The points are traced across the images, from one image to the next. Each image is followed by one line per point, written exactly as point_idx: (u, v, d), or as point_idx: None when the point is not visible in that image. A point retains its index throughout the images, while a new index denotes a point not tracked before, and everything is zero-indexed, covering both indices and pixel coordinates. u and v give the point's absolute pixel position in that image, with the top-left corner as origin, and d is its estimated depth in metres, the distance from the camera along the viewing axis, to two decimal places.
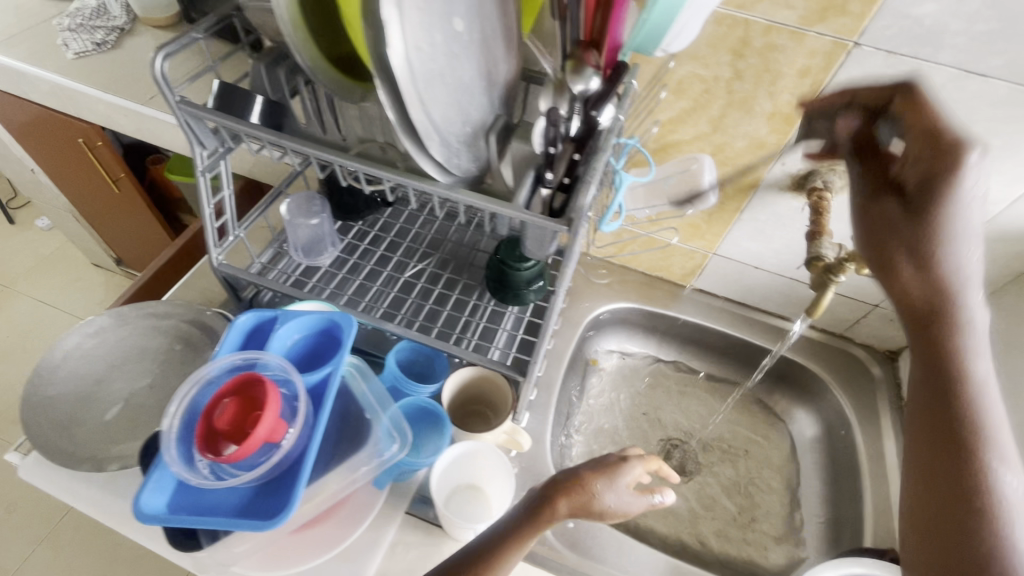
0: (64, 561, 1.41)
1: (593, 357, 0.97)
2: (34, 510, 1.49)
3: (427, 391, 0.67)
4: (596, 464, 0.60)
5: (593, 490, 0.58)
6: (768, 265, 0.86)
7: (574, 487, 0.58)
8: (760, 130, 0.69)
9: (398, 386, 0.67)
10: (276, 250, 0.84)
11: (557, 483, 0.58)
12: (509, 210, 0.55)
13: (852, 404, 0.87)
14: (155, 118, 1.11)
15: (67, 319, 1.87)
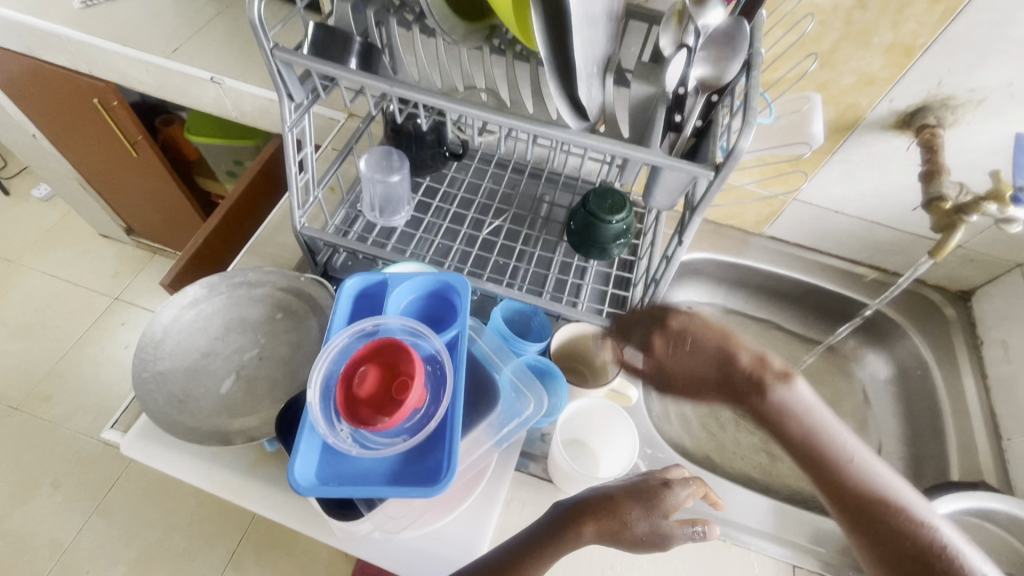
0: (119, 530, 1.42)
1: None
2: (80, 483, 1.49)
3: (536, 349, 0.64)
4: (633, 485, 0.54)
5: (627, 519, 0.51)
6: (851, 209, 0.84)
7: (606, 513, 0.51)
8: (873, 64, 0.65)
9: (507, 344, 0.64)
10: (348, 212, 0.79)
11: (583, 504, 0.52)
12: (647, 154, 0.50)
13: (928, 344, 0.88)
14: (183, 73, 1.03)
15: (83, 293, 1.81)
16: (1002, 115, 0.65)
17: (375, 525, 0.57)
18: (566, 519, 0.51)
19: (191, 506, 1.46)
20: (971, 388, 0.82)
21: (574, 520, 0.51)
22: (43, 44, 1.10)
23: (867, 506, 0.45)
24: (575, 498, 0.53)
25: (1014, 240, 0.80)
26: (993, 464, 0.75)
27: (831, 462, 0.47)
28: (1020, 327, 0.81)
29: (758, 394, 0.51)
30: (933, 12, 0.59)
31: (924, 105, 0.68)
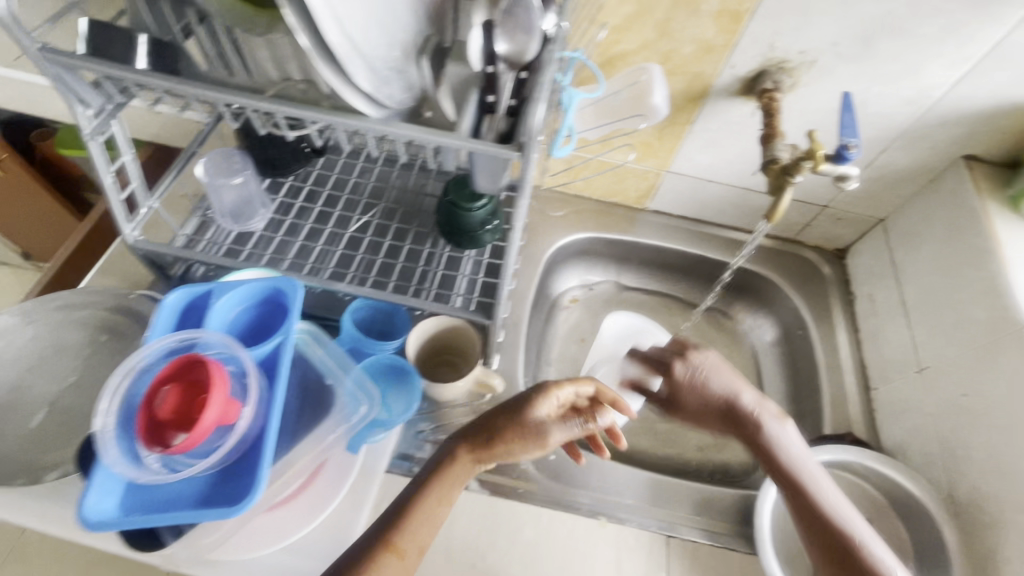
0: None
1: (567, 297, 0.97)
2: None
3: (391, 347, 0.63)
4: (503, 410, 0.59)
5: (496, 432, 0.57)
6: (722, 177, 0.85)
7: (471, 443, 0.57)
8: (707, 32, 0.65)
9: (359, 347, 0.63)
10: (202, 219, 0.75)
11: (457, 446, 0.57)
12: (453, 139, 0.49)
13: (806, 304, 0.89)
14: (27, 83, 0.95)
15: None
16: (835, 74, 0.66)
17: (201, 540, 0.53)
18: (440, 465, 0.56)
19: None
20: (843, 343, 0.85)
21: (443, 464, 0.56)
22: None
23: (792, 474, 0.60)
24: (452, 440, 0.58)
25: (871, 197, 0.82)
26: (861, 415, 0.78)
27: (785, 470, 0.60)
28: (883, 281, 0.83)
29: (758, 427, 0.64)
30: None
31: (763, 70, 0.68)
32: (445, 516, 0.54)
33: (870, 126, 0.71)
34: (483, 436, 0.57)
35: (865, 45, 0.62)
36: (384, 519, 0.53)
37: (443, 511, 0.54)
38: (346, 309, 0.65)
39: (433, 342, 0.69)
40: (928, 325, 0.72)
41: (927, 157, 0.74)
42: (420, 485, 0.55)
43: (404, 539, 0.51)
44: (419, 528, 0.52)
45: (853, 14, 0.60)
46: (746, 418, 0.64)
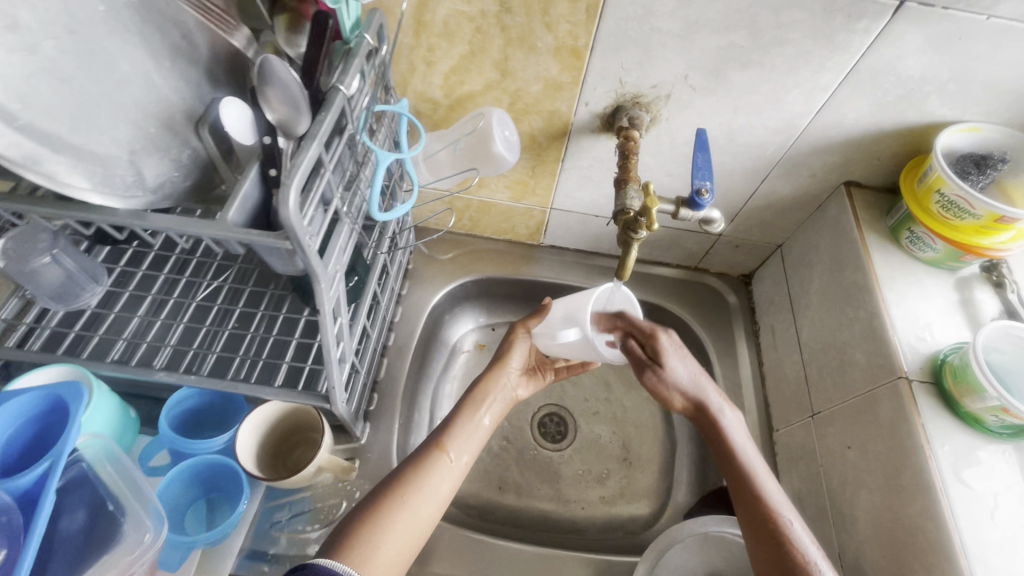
0: None
1: (478, 343, 0.90)
2: None
3: (216, 444, 0.57)
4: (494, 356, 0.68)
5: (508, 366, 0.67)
6: (607, 212, 0.80)
7: (498, 364, 0.66)
8: (550, 69, 0.59)
9: (178, 447, 0.57)
10: (23, 300, 0.67)
11: (489, 368, 0.66)
12: (216, 229, 0.41)
13: (710, 337, 0.84)
14: None
15: None
16: (693, 108, 0.61)
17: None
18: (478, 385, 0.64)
19: None
20: (746, 380, 0.80)
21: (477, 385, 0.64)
22: None
23: (743, 478, 0.55)
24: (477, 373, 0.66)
25: (762, 224, 0.78)
26: (762, 459, 0.73)
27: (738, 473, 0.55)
28: (782, 312, 0.78)
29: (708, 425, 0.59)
30: (577, 10, 0.53)
31: (619, 105, 0.63)
32: (489, 429, 0.62)
33: (744, 156, 0.67)
34: (507, 356, 0.67)
35: (716, 77, 0.57)
36: (438, 430, 0.59)
37: (485, 425, 0.61)
38: (165, 403, 0.59)
39: (267, 430, 0.62)
40: (820, 364, 0.68)
41: (808, 184, 0.70)
42: (462, 404, 0.62)
43: (454, 446, 0.57)
44: (464, 435, 0.58)
45: (696, 46, 0.55)
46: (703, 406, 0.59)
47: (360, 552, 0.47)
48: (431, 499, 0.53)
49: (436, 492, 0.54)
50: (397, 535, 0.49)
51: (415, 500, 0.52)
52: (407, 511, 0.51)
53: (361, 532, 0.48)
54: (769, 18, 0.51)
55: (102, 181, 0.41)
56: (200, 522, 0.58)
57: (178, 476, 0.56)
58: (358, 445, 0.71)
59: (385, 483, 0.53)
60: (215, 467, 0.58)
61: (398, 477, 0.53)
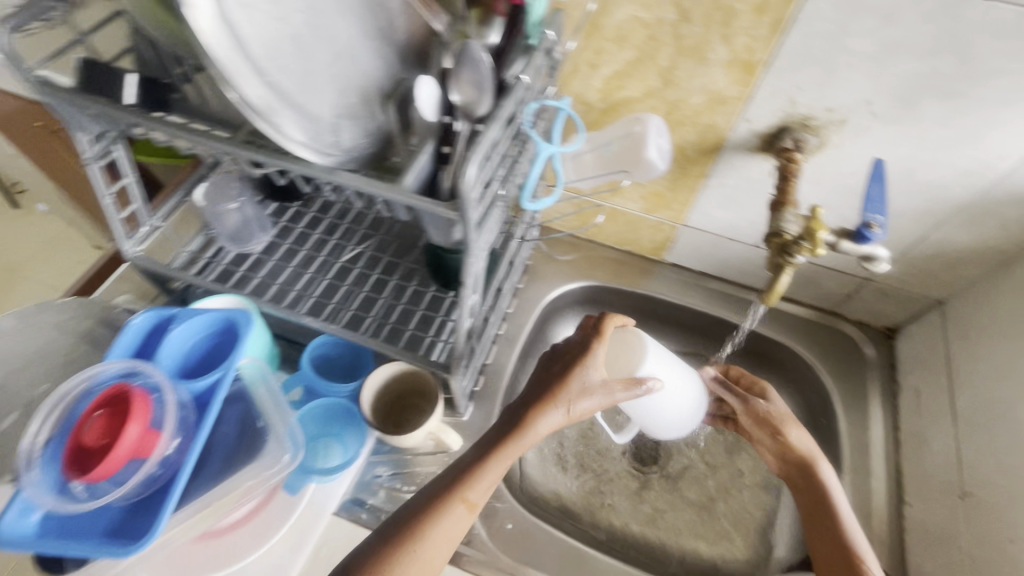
0: None
1: None
2: None
3: (344, 392, 0.63)
4: (556, 384, 0.58)
5: (572, 400, 0.56)
6: (743, 236, 0.77)
7: (551, 404, 0.56)
8: (717, 82, 0.58)
9: (314, 386, 0.64)
10: (206, 238, 0.79)
11: (534, 403, 0.57)
12: (394, 193, 0.45)
13: (838, 387, 0.77)
14: None
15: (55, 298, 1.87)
16: (871, 136, 0.57)
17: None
18: (515, 428, 0.56)
19: None
20: (878, 440, 0.72)
21: (521, 427, 0.56)
22: None
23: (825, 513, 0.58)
24: (505, 418, 0.58)
25: (924, 275, 0.70)
26: (888, 533, 0.65)
27: (819, 513, 0.59)
28: (935, 376, 0.70)
29: (809, 479, 0.61)
30: (761, 24, 0.52)
31: (784, 126, 0.60)
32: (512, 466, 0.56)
33: (918, 196, 0.61)
34: (558, 409, 0.56)
35: (907, 106, 0.53)
36: (452, 469, 0.55)
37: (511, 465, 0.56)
38: (307, 346, 0.66)
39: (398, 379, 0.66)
40: (978, 442, 0.59)
41: (994, 237, 0.61)
42: (491, 448, 0.55)
43: (474, 492, 0.53)
44: (487, 480, 0.54)
45: (890, 72, 0.51)
46: (812, 473, 0.61)
47: None
48: (440, 548, 0.51)
49: (444, 542, 0.51)
50: None
51: (417, 554, 0.50)
52: (414, 566, 0.49)
53: None
54: (988, 46, 0.46)
55: (312, 137, 0.46)
56: (316, 458, 0.63)
57: (312, 411, 0.63)
58: (459, 420, 0.74)
59: (398, 526, 0.51)
60: (340, 411, 0.65)
61: (411, 524, 0.51)
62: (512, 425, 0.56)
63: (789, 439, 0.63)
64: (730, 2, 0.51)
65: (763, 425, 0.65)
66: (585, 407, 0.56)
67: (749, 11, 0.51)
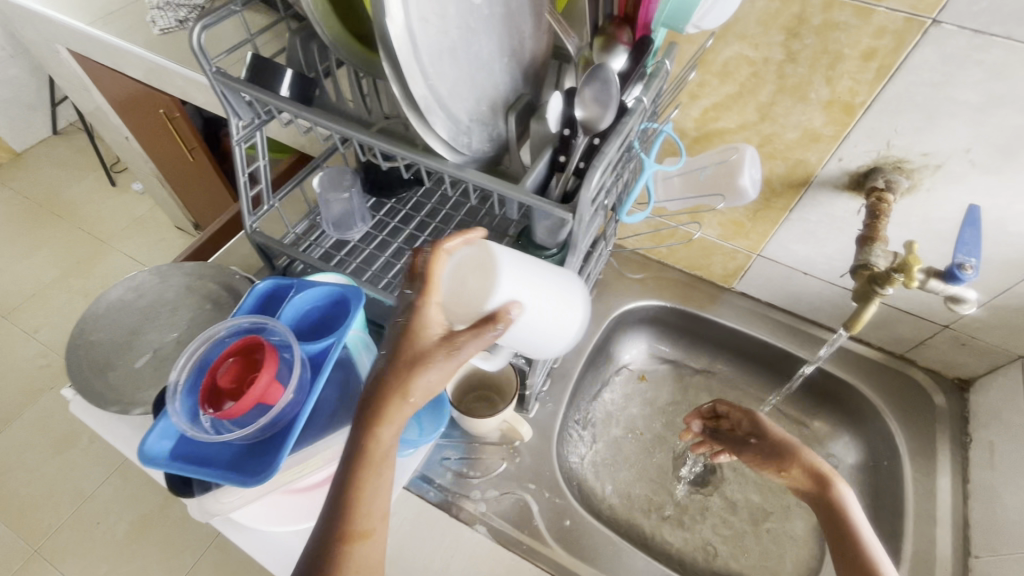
0: (99, 506, 1.47)
1: (641, 373, 0.94)
2: (75, 455, 1.56)
3: None
4: (394, 376, 0.43)
5: (393, 406, 0.43)
6: (818, 271, 0.78)
7: (390, 397, 0.43)
8: (815, 120, 0.62)
9: None
10: (310, 223, 0.86)
11: (372, 402, 0.43)
12: (515, 192, 0.51)
13: (904, 432, 0.77)
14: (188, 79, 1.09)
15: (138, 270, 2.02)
16: (964, 183, 0.59)
17: (211, 506, 0.56)
18: (358, 436, 0.43)
19: (152, 502, 1.47)
20: (945, 490, 0.71)
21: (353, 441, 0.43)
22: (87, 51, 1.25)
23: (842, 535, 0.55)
24: (351, 439, 0.43)
25: (1007, 327, 0.70)
26: None
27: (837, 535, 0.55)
28: (1011, 430, 0.69)
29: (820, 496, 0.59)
30: (867, 69, 0.55)
31: (876, 166, 0.62)
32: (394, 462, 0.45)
33: (1008, 246, 0.62)
34: (405, 401, 0.43)
35: (1007, 156, 0.55)
36: (331, 495, 0.44)
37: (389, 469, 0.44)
38: None
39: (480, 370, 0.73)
40: None
41: None
42: (358, 464, 0.43)
43: (367, 519, 0.43)
44: (371, 493, 0.43)
45: (992, 123, 0.53)
46: (821, 492, 0.59)
47: None
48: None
49: (367, 573, 0.44)
50: None
51: None
52: None
53: None
54: None
55: (453, 137, 0.52)
56: None
57: None
58: (526, 417, 0.78)
59: (306, 564, 0.42)
60: None
61: (318, 559, 0.42)
62: (359, 434, 0.43)
63: (796, 460, 0.62)
64: (838, 47, 0.55)
65: (774, 453, 0.65)
66: (429, 383, 0.43)
67: (856, 56, 0.55)
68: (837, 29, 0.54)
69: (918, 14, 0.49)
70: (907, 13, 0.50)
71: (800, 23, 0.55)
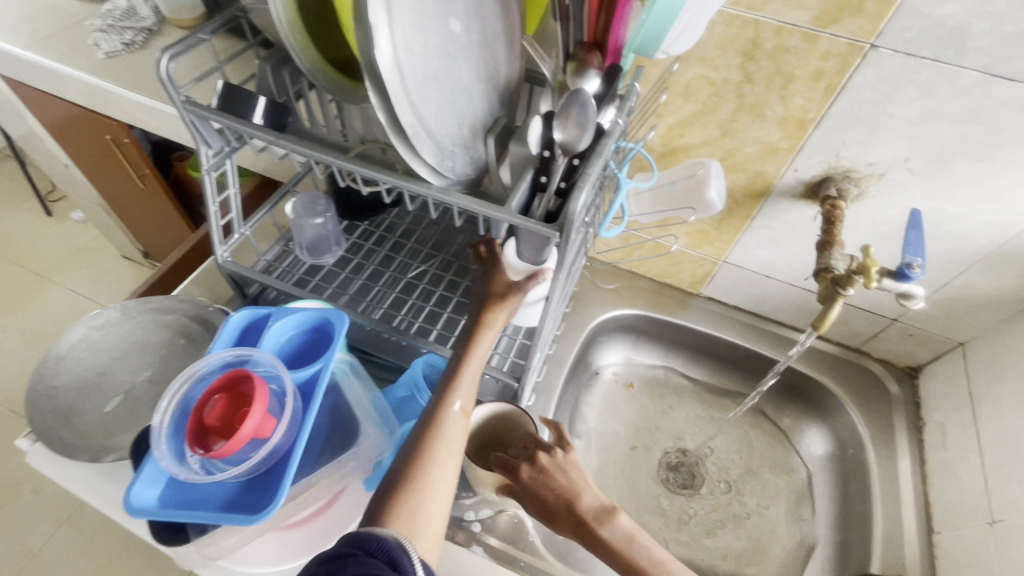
0: (47, 563, 1.35)
1: (628, 382, 0.96)
2: (17, 509, 1.44)
3: None
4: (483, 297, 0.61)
5: (488, 316, 0.60)
6: (780, 274, 0.83)
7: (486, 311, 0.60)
8: (771, 135, 0.66)
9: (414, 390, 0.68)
10: (283, 248, 0.85)
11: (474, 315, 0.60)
12: (502, 213, 0.52)
13: (865, 421, 0.82)
14: (141, 104, 1.05)
15: (83, 304, 1.90)
16: (905, 190, 0.64)
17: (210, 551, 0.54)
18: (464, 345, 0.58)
19: (108, 553, 1.36)
20: (905, 472, 0.77)
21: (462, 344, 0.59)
22: (22, 76, 1.17)
23: None
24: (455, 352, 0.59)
25: (948, 317, 0.76)
26: (919, 558, 0.69)
27: None
28: (958, 412, 0.75)
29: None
30: (816, 88, 0.60)
31: (827, 176, 0.68)
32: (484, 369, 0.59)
33: (945, 245, 0.68)
34: (495, 315, 0.60)
35: (940, 165, 0.61)
36: (440, 382, 0.57)
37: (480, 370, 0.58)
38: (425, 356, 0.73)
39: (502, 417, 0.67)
40: (1005, 473, 0.65)
41: (1014, 284, 0.68)
42: (465, 353, 0.58)
43: (462, 397, 0.55)
44: (469, 382, 0.56)
45: (927, 135, 0.59)
46: (605, 539, 0.53)
47: (405, 516, 0.47)
48: (451, 454, 0.51)
49: (454, 447, 0.52)
50: (430, 500, 0.48)
51: (442, 458, 0.51)
52: (439, 470, 0.50)
53: (403, 496, 0.48)
54: (1012, 118, 0.54)
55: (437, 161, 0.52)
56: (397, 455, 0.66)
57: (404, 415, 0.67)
58: None
59: (408, 444, 0.52)
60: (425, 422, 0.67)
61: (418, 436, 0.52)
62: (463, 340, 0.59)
63: (592, 519, 0.53)
64: (789, 68, 0.60)
65: (546, 505, 0.55)
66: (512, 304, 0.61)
67: (805, 77, 0.60)
68: (787, 52, 0.58)
69: (858, 39, 0.55)
70: (849, 38, 0.55)
71: (754, 47, 0.60)
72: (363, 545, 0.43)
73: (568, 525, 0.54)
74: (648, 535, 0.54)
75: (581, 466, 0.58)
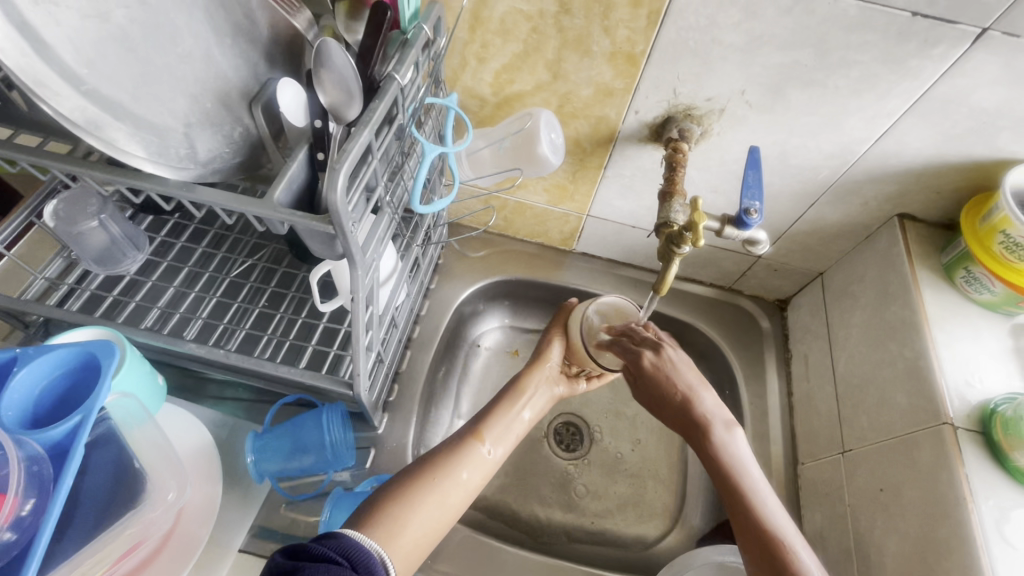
0: None
1: (513, 349, 0.90)
2: None
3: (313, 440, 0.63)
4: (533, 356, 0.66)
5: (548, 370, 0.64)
6: (645, 223, 0.79)
7: (536, 366, 0.63)
8: (603, 74, 0.58)
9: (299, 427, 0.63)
10: (67, 260, 0.69)
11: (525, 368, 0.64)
12: (265, 211, 0.40)
13: (738, 360, 0.82)
14: None
15: None
16: (747, 125, 0.59)
17: None
18: (514, 386, 0.61)
19: None
20: (773, 408, 0.77)
21: (515, 385, 0.61)
22: None
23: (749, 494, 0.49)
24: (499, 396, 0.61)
25: (805, 250, 0.75)
26: (784, 491, 0.71)
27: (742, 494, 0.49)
28: (817, 341, 0.76)
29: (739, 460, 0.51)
30: (638, 16, 0.52)
31: (669, 116, 0.61)
32: (525, 426, 0.60)
33: (793, 179, 0.65)
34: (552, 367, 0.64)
35: (775, 96, 0.56)
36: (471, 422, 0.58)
37: (521, 420, 0.60)
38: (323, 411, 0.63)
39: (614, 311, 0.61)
40: (854, 402, 0.66)
41: (859, 212, 0.67)
42: (507, 397, 0.60)
43: (492, 439, 0.56)
44: (500, 427, 0.57)
45: (758, 62, 0.53)
46: (710, 437, 0.52)
47: (386, 526, 0.45)
48: (460, 485, 0.51)
49: (466, 481, 0.52)
50: (418, 525, 0.47)
51: (451, 487, 0.50)
52: (437, 494, 0.49)
53: (391, 508, 0.47)
54: (838, 38, 0.49)
55: (157, 152, 0.42)
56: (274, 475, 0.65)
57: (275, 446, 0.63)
58: (375, 435, 0.72)
59: (418, 461, 0.52)
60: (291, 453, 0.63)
61: (433, 453, 0.53)
62: (510, 387, 0.61)
63: (704, 415, 0.53)
64: None
65: (654, 394, 0.55)
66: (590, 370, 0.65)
67: (625, 3, 0.51)
68: None
69: None
70: None
71: None
72: (346, 551, 0.40)
73: (674, 417, 0.55)
74: (764, 475, 0.50)
75: (687, 364, 0.55)
